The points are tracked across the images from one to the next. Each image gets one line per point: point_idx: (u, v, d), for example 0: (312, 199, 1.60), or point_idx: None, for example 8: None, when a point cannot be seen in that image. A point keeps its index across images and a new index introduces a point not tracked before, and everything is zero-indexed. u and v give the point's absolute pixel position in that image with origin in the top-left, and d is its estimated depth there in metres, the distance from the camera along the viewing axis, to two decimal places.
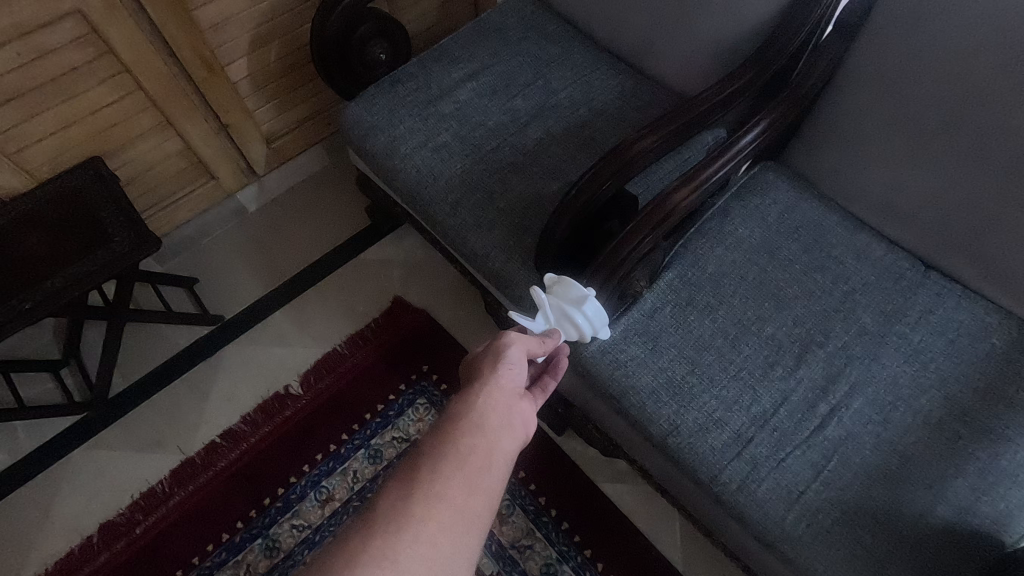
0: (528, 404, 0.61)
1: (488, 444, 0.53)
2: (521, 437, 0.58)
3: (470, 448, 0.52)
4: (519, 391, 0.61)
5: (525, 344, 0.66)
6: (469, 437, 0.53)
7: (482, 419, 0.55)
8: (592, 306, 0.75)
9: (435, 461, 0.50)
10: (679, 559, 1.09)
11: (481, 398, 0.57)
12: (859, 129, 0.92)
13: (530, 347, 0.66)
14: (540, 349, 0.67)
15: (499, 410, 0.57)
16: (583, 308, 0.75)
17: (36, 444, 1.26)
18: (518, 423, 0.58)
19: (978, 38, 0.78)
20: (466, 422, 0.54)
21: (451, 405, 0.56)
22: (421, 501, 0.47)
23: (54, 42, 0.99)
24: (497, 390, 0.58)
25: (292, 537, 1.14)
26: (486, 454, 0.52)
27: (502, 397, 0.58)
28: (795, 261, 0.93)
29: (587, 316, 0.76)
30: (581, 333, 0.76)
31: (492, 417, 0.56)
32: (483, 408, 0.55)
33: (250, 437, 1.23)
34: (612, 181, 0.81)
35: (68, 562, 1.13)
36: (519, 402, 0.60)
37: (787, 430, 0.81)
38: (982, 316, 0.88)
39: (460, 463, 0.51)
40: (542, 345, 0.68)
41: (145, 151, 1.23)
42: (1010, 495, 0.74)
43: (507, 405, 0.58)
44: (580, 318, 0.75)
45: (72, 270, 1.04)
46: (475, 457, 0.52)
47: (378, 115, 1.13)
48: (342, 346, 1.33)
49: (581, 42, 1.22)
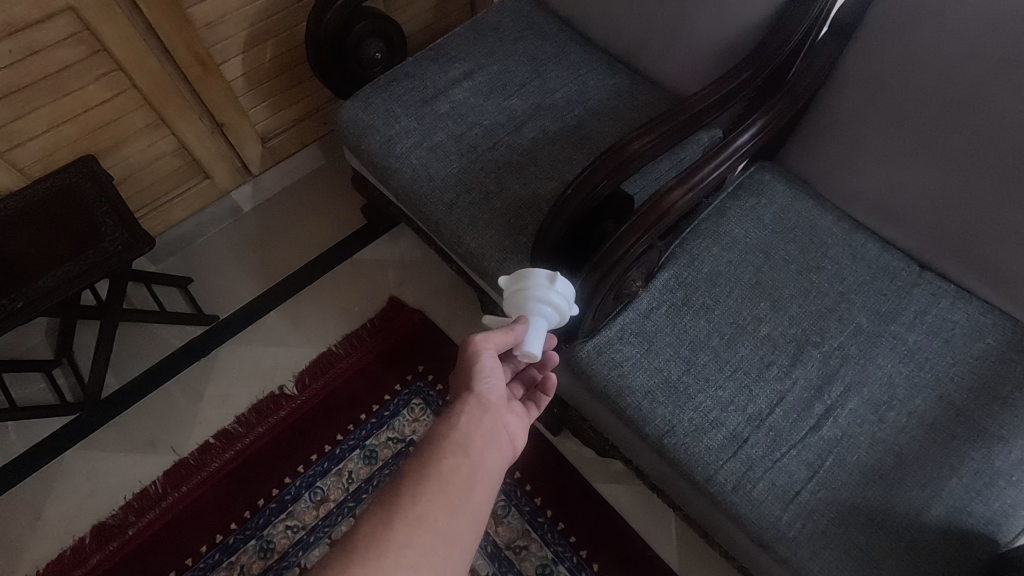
0: (512, 417, 0.63)
1: (471, 464, 0.55)
2: (505, 454, 0.60)
3: (453, 469, 0.54)
4: (505, 405, 0.62)
5: (497, 340, 0.61)
6: (452, 459, 0.55)
7: (466, 438, 0.57)
8: (539, 273, 0.66)
9: (418, 484, 0.52)
10: (674, 559, 1.08)
11: (465, 416, 0.58)
12: (854, 128, 0.92)
13: (499, 343, 0.61)
14: (511, 339, 0.61)
15: (483, 428, 0.59)
16: (531, 282, 0.66)
17: (28, 444, 1.25)
18: (502, 440, 0.60)
19: (973, 38, 0.78)
20: (449, 442, 0.56)
21: (437, 423, 0.58)
22: (404, 525, 0.49)
23: (46, 40, 0.98)
24: (482, 406, 0.60)
25: (286, 538, 1.14)
26: (469, 474, 0.54)
27: (486, 413, 0.60)
28: (791, 262, 0.93)
29: (544, 282, 0.65)
30: (558, 306, 0.65)
31: (476, 437, 0.57)
32: (467, 427, 0.57)
33: (244, 438, 1.23)
34: (608, 181, 0.81)
35: (61, 562, 1.12)
36: (504, 419, 0.61)
37: (783, 431, 0.81)
38: (977, 316, 0.88)
39: (442, 485, 0.53)
40: (513, 331, 0.62)
41: (139, 150, 1.22)
42: (1005, 494, 0.75)
43: (492, 423, 0.60)
44: (538, 289, 0.65)
45: (63, 269, 1.03)
46: (459, 478, 0.54)
47: (374, 114, 1.13)
48: (337, 346, 1.33)
49: (576, 42, 1.21)
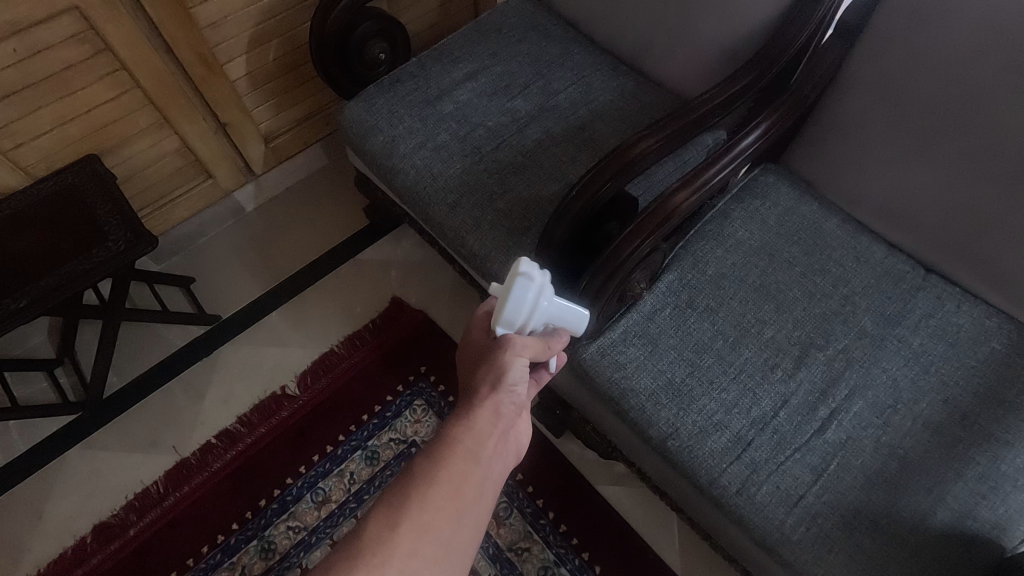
0: (520, 424, 0.64)
1: (479, 473, 0.56)
2: (507, 462, 0.61)
3: (462, 477, 0.55)
4: (516, 413, 0.63)
5: (530, 350, 0.62)
6: (462, 466, 0.55)
7: (477, 446, 0.57)
8: (526, 292, 0.57)
9: (427, 490, 0.52)
10: (677, 561, 1.08)
11: (480, 422, 0.58)
12: (860, 131, 0.92)
13: (534, 353, 0.63)
14: (545, 352, 0.65)
15: (494, 437, 0.59)
16: (534, 301, 0.58)
17: (29, 444, 1.25)
18: (507, 448, 0.61)
19: (978, 42, 0.78)
20: (461, 448, 0.56)
21: (449, 427, 0.58)
22: (410, 533, 0.49)
23: (51, 38, 0.98)
24: (497, 413, 0.60)
25: (287, 539, 1.13)
26: (477, 484, 0.55)
27: (499, 421, 0.60)
28: (795, 264, 0.93)
29: (525, 297, 0.57)
30: (539, 287, 0.57)
31: (487, 445, 0.58)
32: (480, 435, 0.58)
33: (246, 438, 1.23)
34: (612, 182, 0.81)
35: (61, 562, 1.12)
36: (512, 425, 0.62)
37: (787, 433, 0.80)
38: (982, 319, 0.87)
39: (450, 494, 0.53)
40: (551, 347, 0.66)
41: (142, 150, 1.22)
42: (1011, 499, 0.74)
43: (502, 431, 0.60)
44: (533, 296, 0.57)
45: (66, 268, 1.03)
46: (467, 487, 0.54)
47: (378, 114, 1.13)
48: (340, 346, 1.32)
49: (581, 42, 1.21)
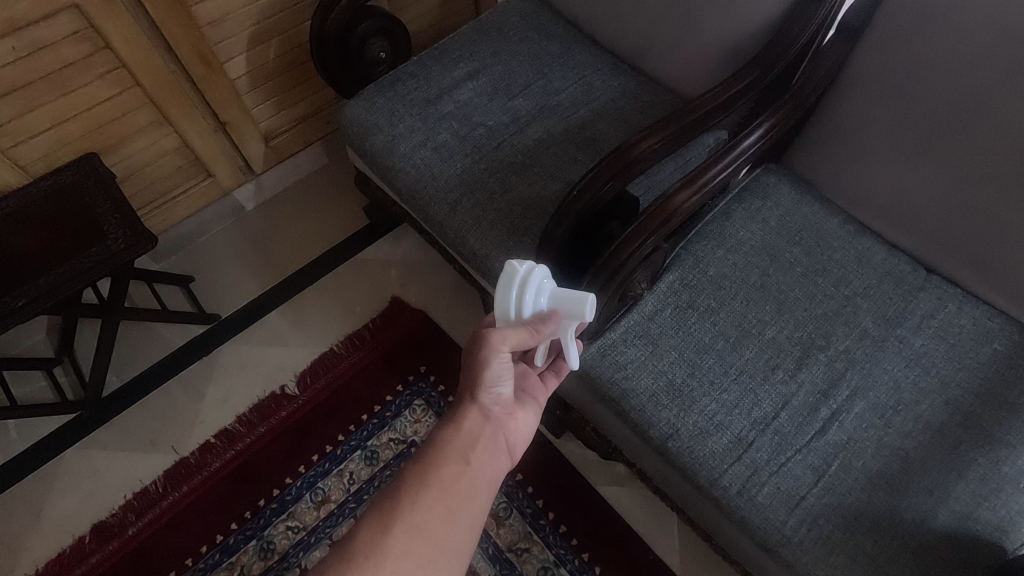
0: (514, 425, 0.65)
1: (471, 473, 0.57)
2: (505, 464, 0.62)
3: (453, 477, 0.56)
4: (507, 415, 0.64)
5: (512, 341, 0.59)
6: (452, 467, 0.57)
7: (467, 447, 0.59)
8: (510, 280, 0.59)
9: (419, 491, 0.54)
10: (677, 562, 1.08)
11: (468, 424, 0.60)
12: (862, 131, 0.91)
13: (516, 342, 0.59)
14: (532, 340, 0.60)
15: (485, 438, 0.60)
16: (524, 287, 0.59)
17: (28, 443, 1.24)
18: (502, 449, 0.62)
19: (979, 43, 0.78)
20: (450, 449, 0.58)
21: (438, 430, 0.60)
22: (402, 534, 0.50)
23: (50, 36, 0.98)
24: (485, 415, 0.62)
25: (286, 539, 1.13)
26: (469, 483, 0.56)
27: (488, 423, 0.61)
28: (796, 265, 0.93)
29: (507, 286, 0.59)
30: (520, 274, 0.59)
31: (477, 446, 0.59)
32: (468, 436, 0.59)
33: (246, 437, 1.22)
34: (614, 181, 0.81)
35: (60, 562, 1.12)
36: (504, 427, 0.63)
37: (788, 434, 0.80)
38: (983, 321, 0.87)
39: (441, 494, 0.54)
40: (540, 334, 0.60)
41: (142, 148, 1.22)
42: (1012, 501, 0.74)
43: (493, 432, 0.61)
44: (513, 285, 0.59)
45: (65, 267, 1.03)
46: (458, 487, 0.56)
47: (378, 113, 1.12)
48: (340, 346, 1.32)
49: (581, 42, 1.21)
